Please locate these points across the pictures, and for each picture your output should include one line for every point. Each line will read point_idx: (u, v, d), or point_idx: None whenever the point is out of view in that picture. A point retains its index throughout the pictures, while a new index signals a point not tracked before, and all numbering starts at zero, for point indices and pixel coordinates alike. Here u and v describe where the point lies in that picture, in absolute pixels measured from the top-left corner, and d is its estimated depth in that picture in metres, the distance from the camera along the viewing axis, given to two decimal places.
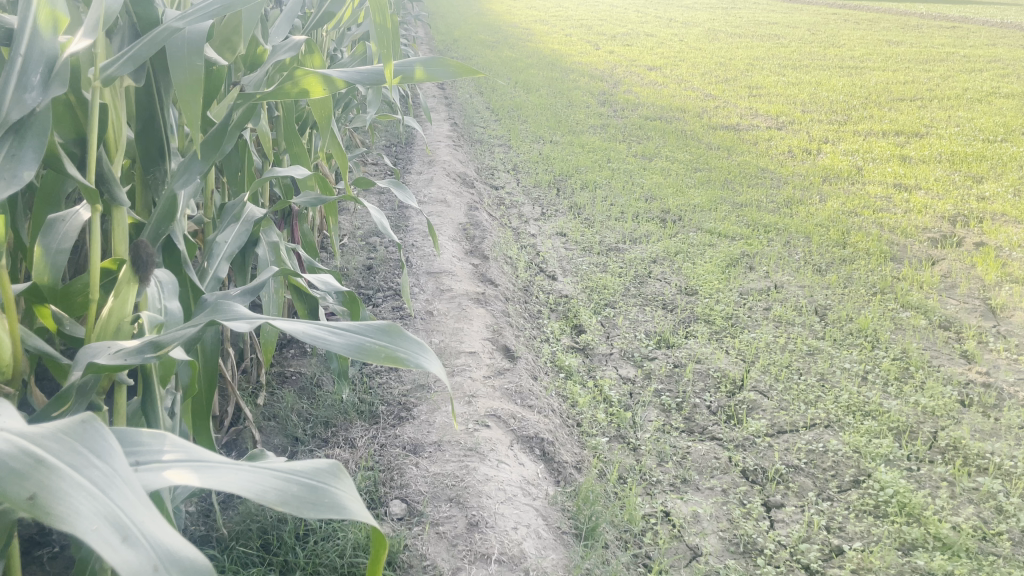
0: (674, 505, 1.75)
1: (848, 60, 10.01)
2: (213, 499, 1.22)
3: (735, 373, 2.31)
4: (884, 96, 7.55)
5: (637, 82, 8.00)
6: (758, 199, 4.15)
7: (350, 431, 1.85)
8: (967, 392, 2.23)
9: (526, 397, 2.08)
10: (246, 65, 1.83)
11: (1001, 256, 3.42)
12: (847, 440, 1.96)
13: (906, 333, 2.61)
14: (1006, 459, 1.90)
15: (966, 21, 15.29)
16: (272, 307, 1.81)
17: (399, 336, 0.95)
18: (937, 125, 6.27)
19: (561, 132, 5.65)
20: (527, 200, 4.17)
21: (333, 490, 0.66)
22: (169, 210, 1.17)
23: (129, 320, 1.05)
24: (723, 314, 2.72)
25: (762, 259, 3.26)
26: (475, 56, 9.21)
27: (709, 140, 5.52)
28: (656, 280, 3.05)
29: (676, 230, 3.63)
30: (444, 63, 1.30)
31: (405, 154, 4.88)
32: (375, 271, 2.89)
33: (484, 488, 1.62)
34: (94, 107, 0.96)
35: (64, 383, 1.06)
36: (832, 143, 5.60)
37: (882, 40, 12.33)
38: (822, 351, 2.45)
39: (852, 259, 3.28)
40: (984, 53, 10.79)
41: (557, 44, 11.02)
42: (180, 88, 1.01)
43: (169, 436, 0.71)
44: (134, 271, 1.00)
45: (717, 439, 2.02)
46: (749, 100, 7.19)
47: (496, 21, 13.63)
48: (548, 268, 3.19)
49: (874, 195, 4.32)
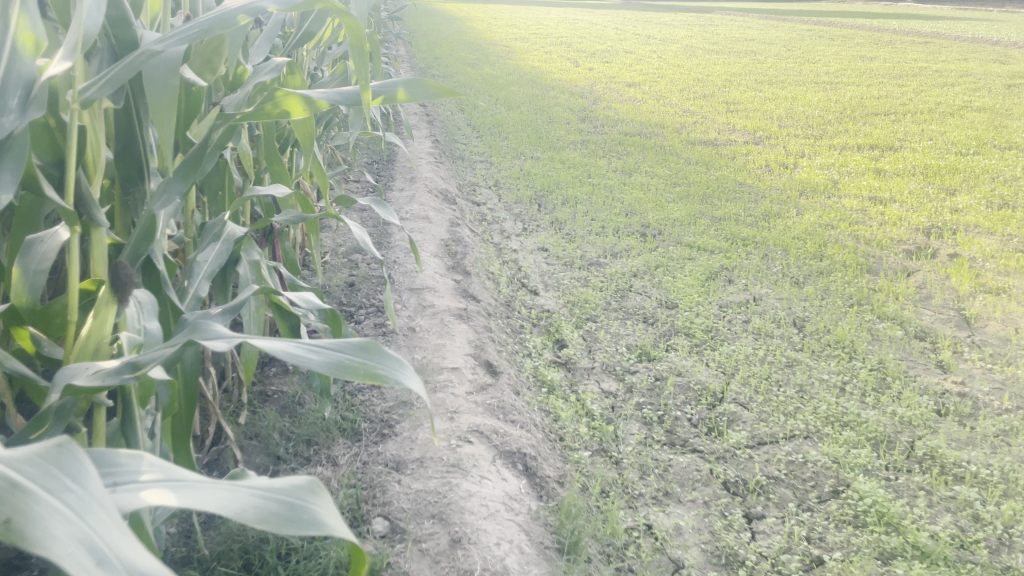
0: (656, 518, 1.77)
1: (823, 76, 10.17)
2: (195, 520, 1.22)
3: (715, 385, 2.34)
4: (859, 110, 7.67)
5: (616, 99, 8.09)
6: (735, 212, 4.19)
7: (332, 449, 1.85)
8: (943, 402, 2.27)
9: (508, 412, 2.09)
10: (227, 86, 1.85)
11: (975, 267, 3.47)
12: (827, 451, 1.99)
13: (883, 344, 2.65)
14: (983, 467, 1.93)
15: (938, 36, 15.58)
16: (252, 325, 1.82)
17: (379, 353, 0.96)
18: (910, 139, 6.38)
19: (541, 148, 5.69)
20: (508, 216, 4.20)
21: (312, 506, 0.67)
22: (148, 230, 1.18)
23: (107, 341, 1.05)
24: (703, 327, 2.75)
25: (741, 272, 3.30)
26: (457, 74, 9.28)
27: (688, 155, 5.58)
28: (637, 294, 3.08)
29: (656, 244, 3.67)
30: (424, 85, 1.32)
31: (386, 171, 4.90)
32: (358, 288, 2.90)
33: (466, 504, 1.63)
34: (72, 129, 0.97)
35: (42, 405, 1.07)
36: (808, 157, 5.67)
37: (856, 56, 12.53)
38: (800, 363, 2.48)
39: (829, 271, 3.33)
40: (955, 68, 10.99)
41: (537, 62, 11.11)
42: (159, 111, 1.03)
43: (147, 455, 0.72)
44: (114, 292, 1.01)
45: (698, 451, 2.04)
46: (726, 115, 7.29)
47: (476, 39, 13.73)
48: (530, 283, 3.21)
49: (850, 208, 4.38)
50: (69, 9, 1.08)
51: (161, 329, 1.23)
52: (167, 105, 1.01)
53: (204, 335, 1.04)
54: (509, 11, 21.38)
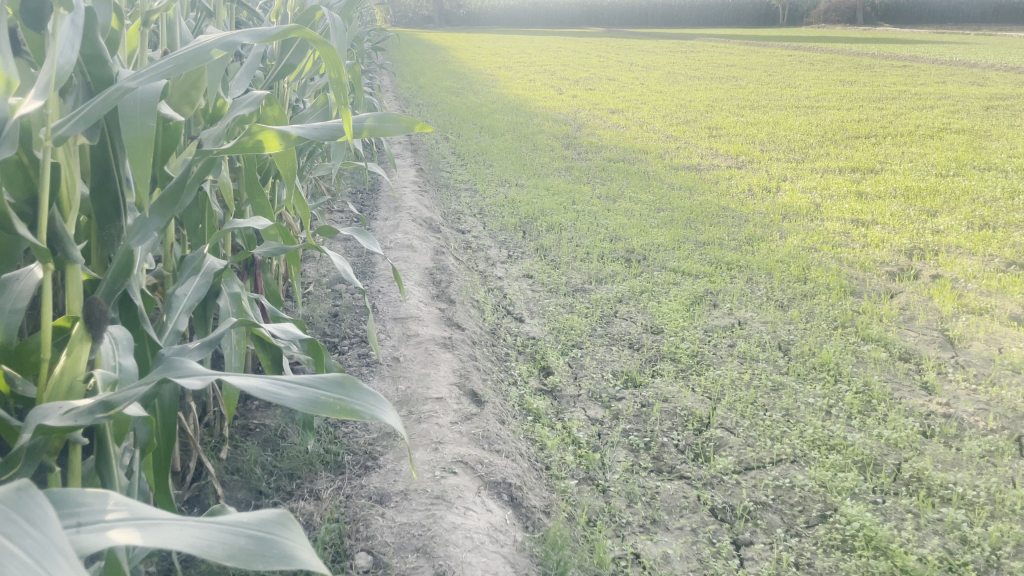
0: (643, 546, 1.75)
1: (804, 100, 10.29)
2: (174, 558, 1.21)
3: (702, 410, 2.33)
4: (840, 134, 7.77)
5: (600, 126, 8.16)
6: (720, 236, 4.22)
7: (315, 482, 1.84)
8: (928, 423, 2.27)
9: (493, 442, 2.08)
10: (206, 118, 1.86)
11: (957, 288, 3.49)
12: (813, 475, 1.98)
13: (868, 366, 2.66)
14: (969, 488, 1.93)
15: (917, 61, 15.82)
16: (234, 357, 1.81)
17: (354, 388, 0.95)
18: (891, 161, 6.46)
19: (526, 175, 5.72)
20: (493, 243, 4.21)
21: (284, 540, 0.66)
22: (124, 266, 1.18)
23: (81, 380, 1.05)
24: (688, 352, 2.75)
25: (726, 296, 3.31)
26: (442, 103, 9.34)
27: (671, 180, 5.62)
28: (622, 319, 3.09)
29: (641, 269, 3.68)
30: (399, 119, 1.37)
31: (370, 201, 4.91)
32: (341, 318, 2.90)
33: (451, 536, 1.61)
34: (46, 166, 0.97)
35: (14, 444, 1.05)
36: (790, 180, 5.73)
37: (836, 79, 12.71)
38: (786, 386, 2.49)
39: (813, 294, 3.34)
40: (933, 91, 11.17)
41: (521, 90, 11.20)
42: (133, 147, 1.02)
43: (113, 493, 0.69)
44: (89, 328, 1.00)
45: (685, 478, 2.03)
46: (709, 141, 7.36)
47: (460, 69, 13.84)
48: (515, 310, 3.22)
49: (833, 230, 4.41)
50: (44, 48, 1.09)
51: (136, 364, 1.22)
52: (142, 141, 1.01)
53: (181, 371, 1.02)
54: (495, 41, 21.57)
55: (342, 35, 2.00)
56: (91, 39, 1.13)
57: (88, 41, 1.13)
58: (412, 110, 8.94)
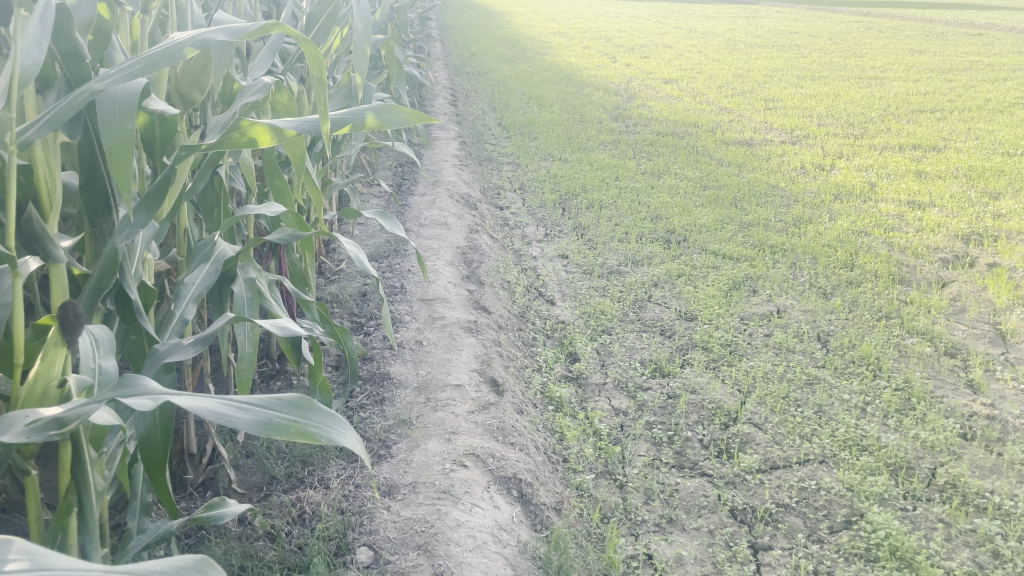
0: (657, 547, 1.70)
1: (868, 71, 9.88)
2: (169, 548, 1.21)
3: (729, 404, 2.24)
4: (903, 107, 7.43)
5: (652, 96, 7.98)
6: (766, 217, 4.07)
7: (326, 470, 1.80)
8: (970, 425, 2.15)
9: (509, 434, 2.03)
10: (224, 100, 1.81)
11: (1014, 278, 3.31)
12: (841, 478, 1.88)
13: (909, 361, 2.53)
14: (1007, 498, 1.81)
15: (992, 29, 15.03)
16: (246, 343, 1.75)
17: (312, 410, 0.91)
18: (956, 138, 6.15)
19: (571, 149, 5.61)
20: (531, 220, 4.14)
21: None
22: (111, 265, 1.13)
23: (57, 381, 0.99)
24: (722, 341, 2.66)
25: (766, 282, 3.18)
26: (491, 73, 9.22)
27: (720, 156, 5.45)
28: (656, 304, 3.00)
29: (680, 251, 3.57)
30: (396, 111, 1.29)
31: (410, 176, 4.88)
32: (369, 298, 2.88)
33: (453, 534, 1.58)
34: (10, 169, 0.90)
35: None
36: (846, 158, 5.49)
37: (904, 48, 12.15)
38: (821, 381, 2.38)
39: (859, 281, 3.19)
40: (1007, 61, 10.61)
41: (574, 57, 11.02)
42: (112, 152, 0.97)
43: (16, 539, 0.59)
44: (64, 332, 0.93)
45: (707, 475, 1.96)
46: (764, 114, 7.12)
47: (512, 35, 13.68)
48: (547, 292, 3.16)
49: (886, 213, 4.22)
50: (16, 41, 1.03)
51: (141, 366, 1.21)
52: (119, 143, 0.96)
53: (131, 390, 0.94)
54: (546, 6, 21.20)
55: (367, 17, 1.91)
56: (70, 38, 1.06)
57: (63, 39, 1.05)
58: (461, 79, 8.86)
